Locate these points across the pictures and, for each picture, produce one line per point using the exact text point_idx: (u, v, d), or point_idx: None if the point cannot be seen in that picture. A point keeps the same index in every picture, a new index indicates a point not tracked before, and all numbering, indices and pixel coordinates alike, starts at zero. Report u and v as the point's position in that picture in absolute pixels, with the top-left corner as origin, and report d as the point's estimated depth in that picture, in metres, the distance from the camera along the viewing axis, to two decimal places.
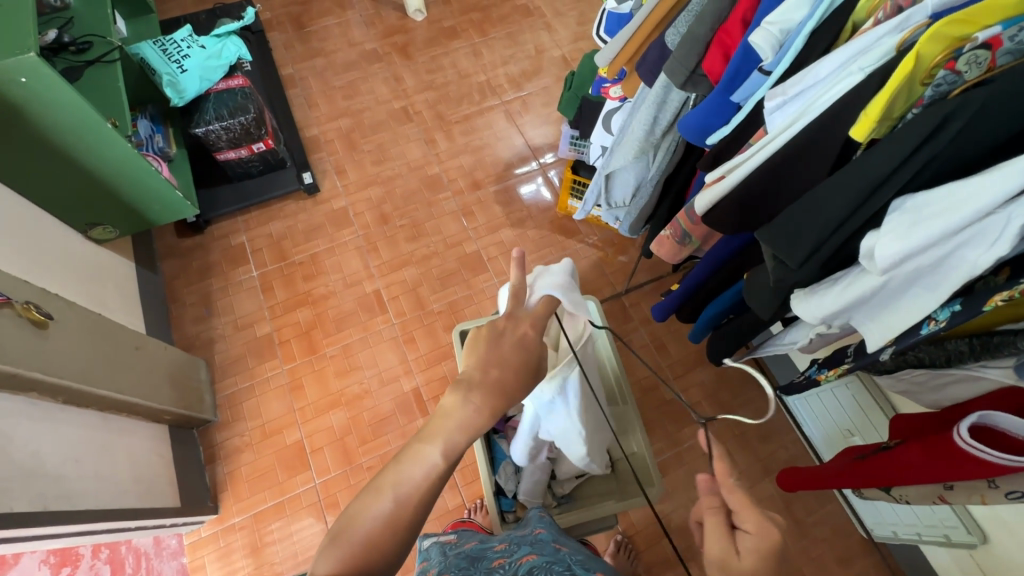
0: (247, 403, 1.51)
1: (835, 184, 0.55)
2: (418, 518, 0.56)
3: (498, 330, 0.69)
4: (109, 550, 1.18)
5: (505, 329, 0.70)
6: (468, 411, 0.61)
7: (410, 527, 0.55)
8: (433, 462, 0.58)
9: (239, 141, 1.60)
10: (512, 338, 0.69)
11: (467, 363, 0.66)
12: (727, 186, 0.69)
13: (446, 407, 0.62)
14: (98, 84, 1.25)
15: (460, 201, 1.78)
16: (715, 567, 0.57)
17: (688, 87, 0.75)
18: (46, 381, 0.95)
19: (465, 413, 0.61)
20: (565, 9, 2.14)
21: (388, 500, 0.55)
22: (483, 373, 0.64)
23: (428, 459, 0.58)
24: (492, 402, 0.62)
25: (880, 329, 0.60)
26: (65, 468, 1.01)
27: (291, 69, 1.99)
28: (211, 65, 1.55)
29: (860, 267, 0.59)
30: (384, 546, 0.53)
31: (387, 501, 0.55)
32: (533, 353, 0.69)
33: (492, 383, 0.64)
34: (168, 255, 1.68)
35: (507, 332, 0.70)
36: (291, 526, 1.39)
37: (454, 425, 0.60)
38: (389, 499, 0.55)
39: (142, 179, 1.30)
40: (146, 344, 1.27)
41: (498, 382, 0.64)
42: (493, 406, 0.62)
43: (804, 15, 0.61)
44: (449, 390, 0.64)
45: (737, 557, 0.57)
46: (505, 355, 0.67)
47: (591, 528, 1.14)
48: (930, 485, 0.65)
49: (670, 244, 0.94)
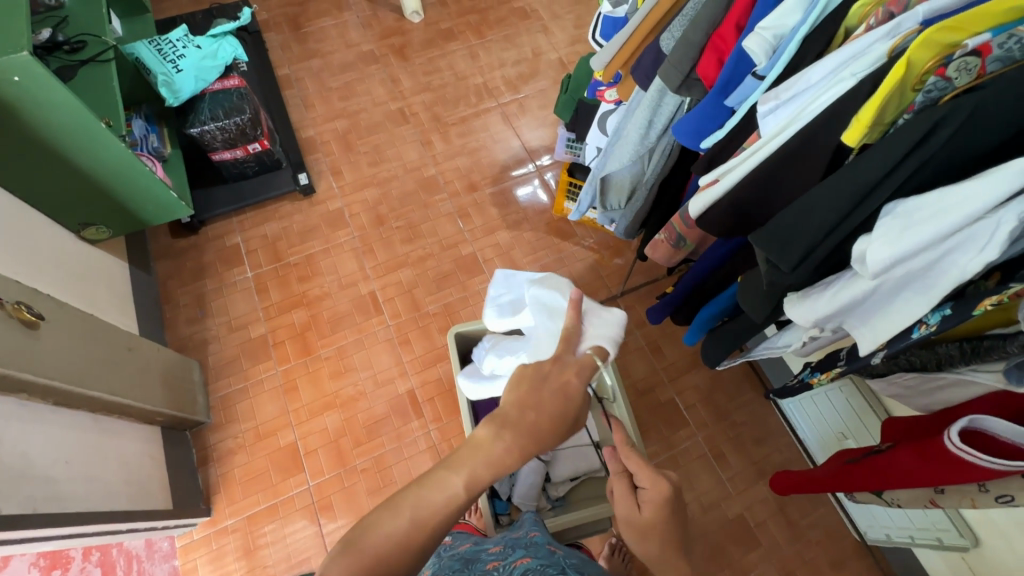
0: (241, 404, 1.50)
1: (827, 189, 0.55)
2: (432, 541, 0.55)
3: (542, 372, 0.67)
4: (99, 553, 1.17)
5: (550, 373, 0.67)
6: (498, 448, 0.59)
7: (423, 549, 0.54)
8: (454, 492, 0.57)
9: (235, 142, 1.59)
10: (554, 384, 0.66)
11: (505, 400, 0.64)
12: (722, 190, 0.70)
13: (478, 440, 0.61)
14: (92, 83, 1.24)
15: (456, 202, 1.78)
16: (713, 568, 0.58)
17: (682, 91, 0.76)
18: (37, 382, 0.94)
19: (494, 451, 0.60)
20: (562, 12, 2.15)
21: (406, 519, 0.54)
22: (519, 413, 0.62)
23: (451, 487, 0.57)
24: (523, 444, 0.60)
25: (871, 333, 0.60)
26: (55, 470, 1.00)
27: (287, 69, 1.99)
28: (206, 66, 1.52)
29: (853, 271, 0.59)
30: (395, 563, 0.52)
31: (404, 520, 0.54)
32: (574, 403, 0.65)
33: (526, 426, 0.61)
34: (162, 256, 1.67)
35: (552, 375, 0.67)
36: (283, 529, 1.39)
37: (481, 460, 0.59)
38: (407, 518, 0.54)
39: (136, 179, 1.29)
40: (139, 345, 1.26)
41: (532, 426, 0.61)
42: (523, 449, 0.60)
43: (797, 21, 0.62)
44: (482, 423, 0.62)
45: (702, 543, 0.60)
46: (544, 400, 0.63)
47: (587, 531, 1.13)
48: (921, 488, 0.66)
49: (665, 248, 0.94)
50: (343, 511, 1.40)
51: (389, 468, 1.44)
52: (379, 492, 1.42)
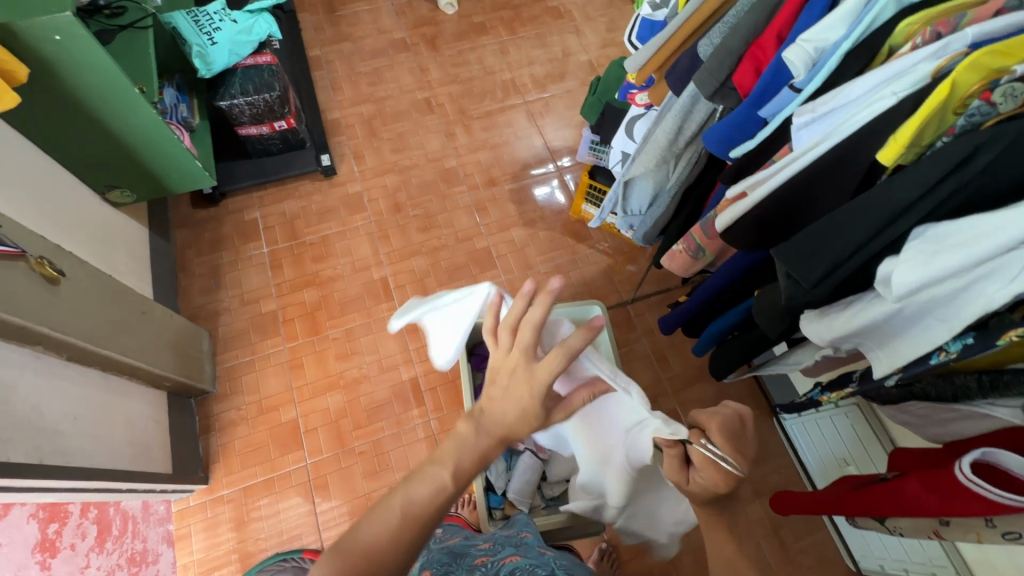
0: (246, 376, 1.52)
1: (861, 204, 0.53)
2: None
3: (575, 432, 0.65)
4: (96, 510, 1.23)
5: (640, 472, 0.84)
6: (481, 468, 0.57)
7: None
8: (443, 483, 0.54)
9: (262, 117, 1.62)
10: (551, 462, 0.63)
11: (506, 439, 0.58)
12: (750, 203, 0.67)
13: (460, 434, 0.58)
14: (131, 50, 1.26)
15: (474, 196, 1.79)
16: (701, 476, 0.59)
17: (716, 99, 0.75)
18: (51, 336, 0.97)
19: (479, 466, 0.57)
20: (595, 14, 2.15)
21: (396, 515, 0.52)
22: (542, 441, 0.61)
23: (437, 479, 0.54)
24: None
25: (888, 357, 0.59)
26: (62, 424, 1.02)
27: (319, 51, 2.00)
28: (241, 40, 1.52)
29: (875, 292, 0.58)
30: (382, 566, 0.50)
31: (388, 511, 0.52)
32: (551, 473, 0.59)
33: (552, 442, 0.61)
34: (182, 224, 1.69)
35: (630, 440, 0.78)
36: (278, 504, 1.40)
37: (470, 471, 0.57)
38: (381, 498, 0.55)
39: (164, 146, 1.30)
40: (153, 309, 1.28)
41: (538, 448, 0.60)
42: None
43: (839, 36, 0.60)
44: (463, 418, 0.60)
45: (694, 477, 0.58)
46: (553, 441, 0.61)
47: (645, 525, 0.94)
48: (925, 517, 0.64)
49: (683, 258, 0.91)
50: (338, 492, 1.41)
51: (386, 453, 1.45)
52: (375, 475, 1.43)
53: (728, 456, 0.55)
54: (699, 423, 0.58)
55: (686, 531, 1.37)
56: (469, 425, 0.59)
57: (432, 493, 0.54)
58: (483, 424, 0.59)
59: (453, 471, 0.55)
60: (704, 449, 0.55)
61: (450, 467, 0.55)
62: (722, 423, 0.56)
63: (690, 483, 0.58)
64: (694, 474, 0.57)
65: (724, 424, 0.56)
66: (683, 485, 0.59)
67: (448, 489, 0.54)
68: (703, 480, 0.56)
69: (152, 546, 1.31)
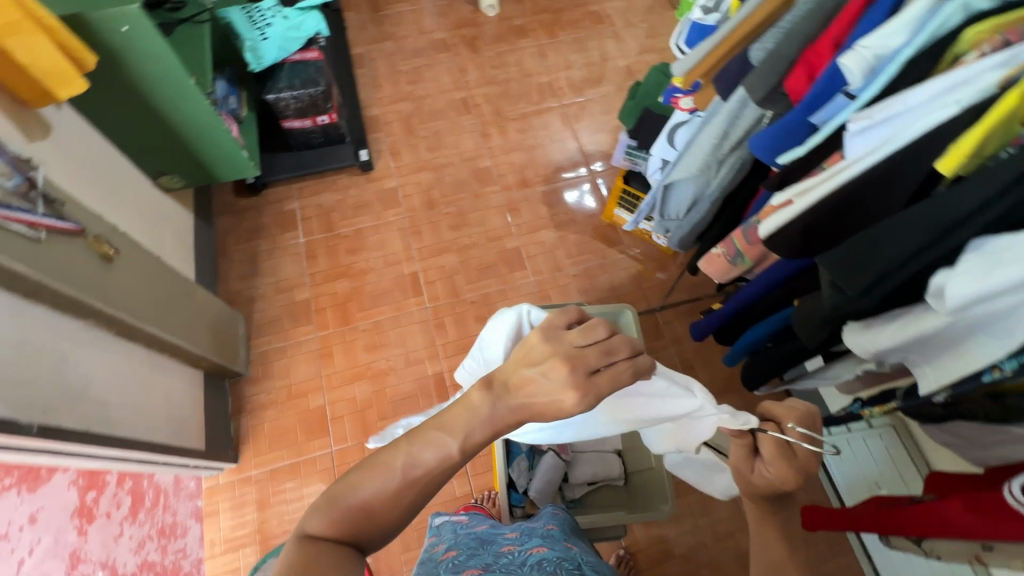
0: (278, 362, 1.57)
1: (915, 215, 0.52)
2: (401, 522, 0.58)
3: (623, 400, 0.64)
4: (132, 482, 1.26)
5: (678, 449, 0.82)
6: None
7: (412, 504, 0.57)
8: (450, 452, 0.57)
9: (306, 112, 1.67)
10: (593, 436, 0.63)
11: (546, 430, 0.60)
12: (794, 212, 0.65)
13: (472, 403, 0.59)
14: (188, 42, 1.32)
15: (507, 196, 1.80)
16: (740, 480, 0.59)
17: (765, 103, 0.75)
18: (103, 311, 1.02)
19: None
20: (635, 20, 2.14)
21: (396, 477, 0.56)
22: None
23: (447, 447, 0.57)
24: None
25: (934, 373, 0.57)
26: (108, 395, 1.07)
27: (362, 49, 2.05)
28: (291, 36, 1.56)
29: (924, 305, 0.56)
30: (381, 516, 0.56)
31: (393, 477, 0.56)
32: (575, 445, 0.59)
33: None
34: (224, 211, 1.75)
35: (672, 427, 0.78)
36: (302, 488, 1.43)
37: None
38: (399, 475, 0.56)
39: (214, 136, 1.36)
40: (195, 291, 1.33)
41: None
42: None
43: (901, 42, 0.59)
44: (478, 386, 0.61)
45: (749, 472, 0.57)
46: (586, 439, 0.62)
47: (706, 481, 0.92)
48: (965, 542, 0.61)
49: (720, 262, 0.90)
50: None
51: None
52: None
53: (799, 456, 0.54)
54: (773, 416, 0.57)
55: (706, 544, 1.35)
56: (486, 397, 0.60)
57: (436, 461, 0.56)
58: (507, 400, 0.60)
59: (461, 444, 0.57)
60: (776, 435, 0.54)
61: (459, 438, 0.57)
62: (800, 419, 0.55)
63: (753, 474, 0.56)
64: (758, 465, 0.56)
65: (802, 420, 0.55)
66: (745, 475, 0.57)
67: (454, 458, 0.57)
68: (770, 474, 0.55)
69: (181, 520, 1.36)
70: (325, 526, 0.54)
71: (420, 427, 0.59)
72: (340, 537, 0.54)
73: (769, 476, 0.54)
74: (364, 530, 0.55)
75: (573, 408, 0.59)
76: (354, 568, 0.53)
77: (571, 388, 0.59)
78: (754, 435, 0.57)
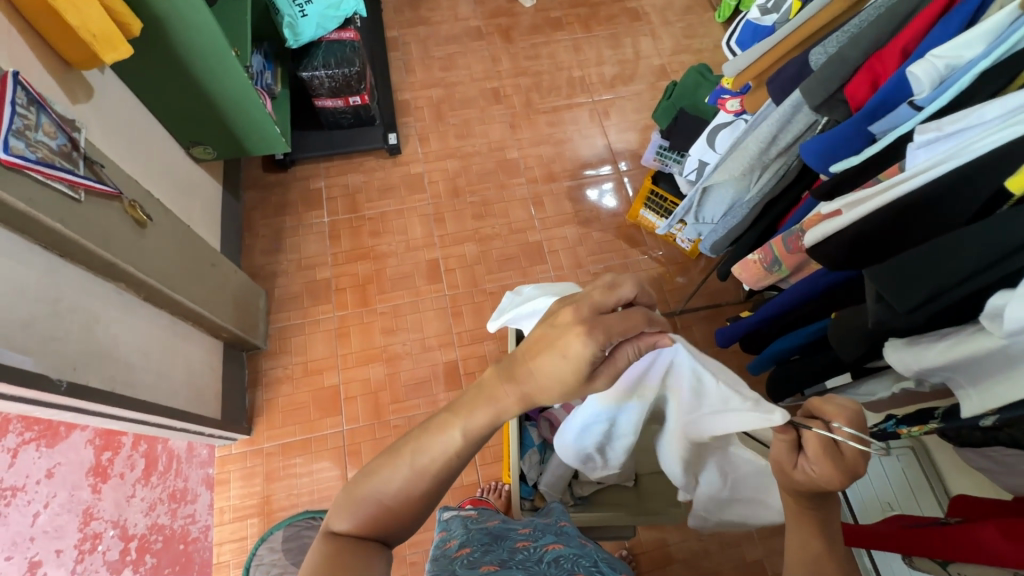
0: (296, 338, 1.58)
1: (977, 232, 0.51)
2: (421, 514, 0.58)
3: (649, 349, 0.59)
4: (146, 445, 1.29)
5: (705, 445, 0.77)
6: None
7: (426, 493, 0.57)
8: (453, 441, 0.56)
9: (339, 91, 1.67)
10: (608, 370, 0.57)
11: None
12: (844, 221, 0.66)
13: (482, 381, 0.58)
14: (229, 14, 1.32)
15: (532, 189, 1.79)
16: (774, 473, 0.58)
17: (823, 110, 0.75)
18: (133, 275, 1.03)
19: None
20: (673, 19, 2.11)
21: (405, 468, 0.56)
22: None
23: (449, 435, 0.56)
24: None
25: (980, 397, 0.56)
26: (134, 358, 1.08)
27: (396, 32, 2.04)
28: (329, 14, 1.51)
29: (978, 326, 0.55)
30: (397, 510, 0.56)
31: (403, 467, 0.56)
32: (579, 366, 0.54)
33: None
34: (251, 185, 1.77)
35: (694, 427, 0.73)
36: (312, 464, 1.45)
37: None
38: (407, 467, 0.56)
39: (250, 110, 1.36)
40: (221, 263, 1.34)
41: None
42: None
43: (977, 54, 0.58)
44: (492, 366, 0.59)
45: (791, 469, 0.56)
46: None
47: (749, 513, 0.86)
48: (997, 569, 0.59)
49: (756, 268, 0.91)
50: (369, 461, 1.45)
51: None
52: None
53: (825, 469, 0.53)
54: (820, 414, 0.56)
55: (711, 552, 1.34)
56: (495, 372, 0.58)
57: (443, 451, 0.56)
58: (514, 375, 0.56)
59: (462, 427, 0.56)
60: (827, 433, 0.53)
61: (460, 423, 0.56)
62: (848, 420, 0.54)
63: (796, 471, 0.55)
64: (801, 462, 0.55)
65: (852, 419, 0.54)
66: (783, 467, 0.56)
67: (457, 446, 0.56)
68: (813, 472, 0.54)
69: (192, 486, 1.37)
70: (351, 526, 0.55)
71: (428, 418, 0.58)
72: (361, 530, 0.55)
73: (815, 475, 0.54)
74: (386, 524, 0.56)
75: (583, 340, 0.53)
76: (378, 561, 0.54)
77: (578, 321, 0.55)
78: (800, 432, 0.55)
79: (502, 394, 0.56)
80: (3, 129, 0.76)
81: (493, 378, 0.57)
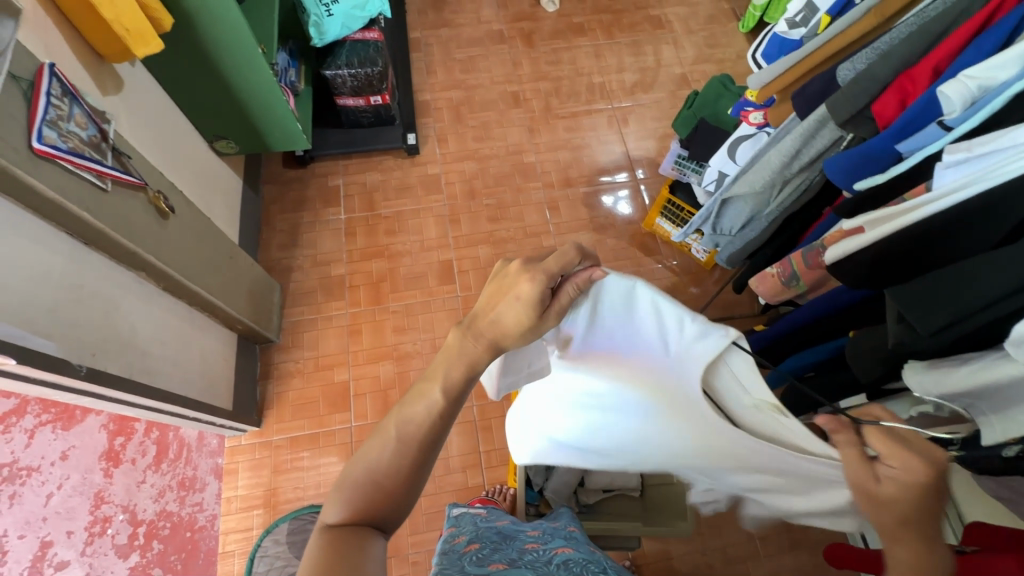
0: (308, 333, 1.59)
1: (1008, 257, 0.51)
2: (412, 492, 0.57)
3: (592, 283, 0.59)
4: (158, 432, 1.31)
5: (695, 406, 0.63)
6: None
7: (417, 464, 0.57)
8: (435, 401, 0.57)
9: (360, 90, 1.69)
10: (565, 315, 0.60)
11: None
12: (866, 239, 0.65)
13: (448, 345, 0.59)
14: (256, 11, 1.34)
15: (548, 194, 1.79)
16: (858, 494, 0.55)
17: (848, 126, 0.74)
18: (154, 265, 1.04)
19: None
20: (696, 28, 2.11)
21: (392, 442, 0.57)
22: None
23: (430, 397, 0.58)
24: None
25: (1001, 425, 0.54)
26: (152, 346, 1.10)
27: (419, 33, 2.06)
28: (355, 14, 1.52)
29: (1000, 353, 0.54)
30: (389, 492, 0.56)
31: (390, 443, 0.57)
32: (535, 313, 0.57)
33: None
34: (271, 180, 1.79)
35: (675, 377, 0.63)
36: (319, 458, 1.46)
37: None
38: (393, 441, 0.57)
39: (273, 107, 1.38)
40: (237, 255, 1.35)
41: None
42: None
43: (1011, 76, 0.57)
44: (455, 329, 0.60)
45: (876, 484, 0.53)
46: None
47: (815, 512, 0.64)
48: None
49: (774, 283, 0.91)
50: None
51: None
52: None
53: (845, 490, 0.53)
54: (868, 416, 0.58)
55: (715, 567, 1.33)
56: (457, 335, 0.59)
57: (426, 415, 0.57)
58: None
59: (442, 389, 0.57)
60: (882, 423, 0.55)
61: (439, 383, 0.58)
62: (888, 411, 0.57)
63: (882, 481, 0.53)
64: (880, 470, 0.53)
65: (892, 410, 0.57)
66: (867, 488, 0.54)
67: (441, 407, 0.58)
68: (897, 472, 0.52)
69: (201, 475, 1.38)
70: (343, 514, 0.54)
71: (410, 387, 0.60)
72: (355, 516, 0.54)
73: (900, 473, 0.52)
74: (379, 505, 0.55)
75: (532, 288, 0.56)
76: (374, 547, 0.52)
77: (526, 275, 0.57)
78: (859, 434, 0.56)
79: (471, 353, 0.58)
80: (38, 120, 0.78)
81: (459, 340, 0.58)
